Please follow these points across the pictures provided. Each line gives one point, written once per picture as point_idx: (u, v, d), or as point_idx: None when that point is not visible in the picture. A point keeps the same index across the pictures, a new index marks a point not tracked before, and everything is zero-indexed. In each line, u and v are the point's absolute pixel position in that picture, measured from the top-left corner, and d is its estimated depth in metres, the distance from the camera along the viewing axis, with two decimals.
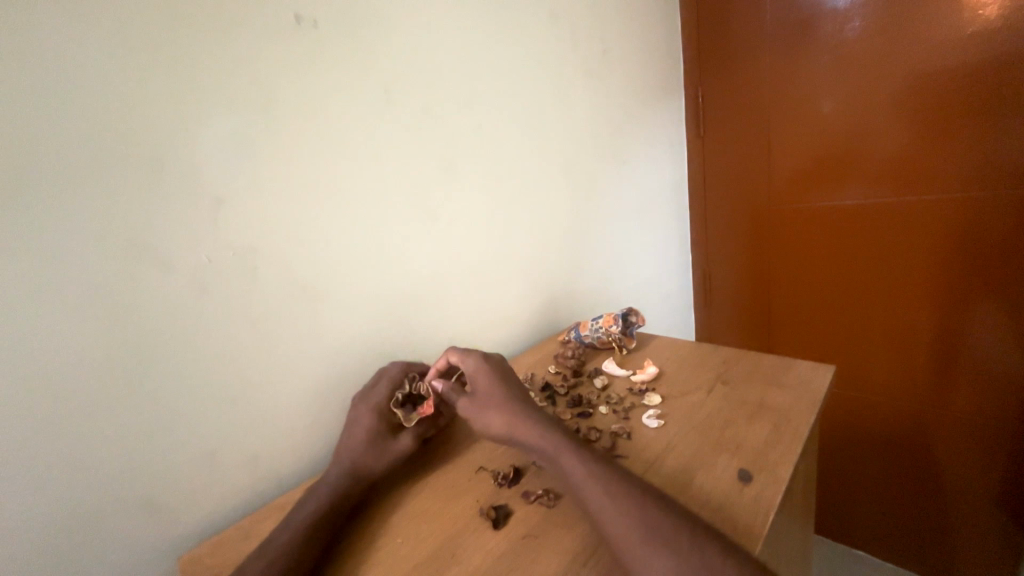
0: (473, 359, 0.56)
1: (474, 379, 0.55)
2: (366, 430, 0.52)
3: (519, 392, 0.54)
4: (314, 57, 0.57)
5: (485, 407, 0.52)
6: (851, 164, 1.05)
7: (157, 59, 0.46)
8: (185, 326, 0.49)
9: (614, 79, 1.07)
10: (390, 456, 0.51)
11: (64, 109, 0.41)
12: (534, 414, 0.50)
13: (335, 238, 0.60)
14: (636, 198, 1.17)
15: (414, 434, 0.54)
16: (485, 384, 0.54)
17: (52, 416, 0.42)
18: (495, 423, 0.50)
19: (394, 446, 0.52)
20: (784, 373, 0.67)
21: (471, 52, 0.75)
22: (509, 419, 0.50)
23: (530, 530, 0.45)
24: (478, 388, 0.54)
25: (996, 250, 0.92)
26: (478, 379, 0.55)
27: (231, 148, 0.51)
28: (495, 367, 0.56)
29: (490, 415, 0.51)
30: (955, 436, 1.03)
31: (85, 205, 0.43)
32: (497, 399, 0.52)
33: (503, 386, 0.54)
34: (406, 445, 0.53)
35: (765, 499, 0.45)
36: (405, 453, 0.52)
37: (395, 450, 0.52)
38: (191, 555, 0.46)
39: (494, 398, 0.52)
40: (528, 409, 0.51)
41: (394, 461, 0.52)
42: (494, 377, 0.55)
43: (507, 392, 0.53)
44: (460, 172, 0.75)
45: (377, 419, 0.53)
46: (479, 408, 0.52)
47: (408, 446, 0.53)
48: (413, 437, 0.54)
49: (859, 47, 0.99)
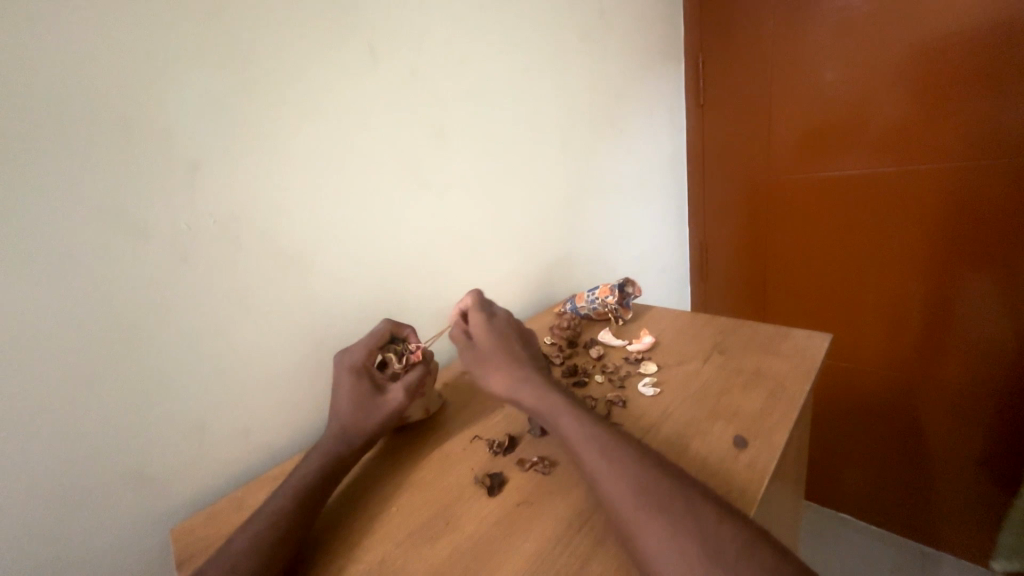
0: (480, 315, 0.57)
1: (479, 335, 0.55)
2: (354, 389, 0.51)
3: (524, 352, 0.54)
4: (294, 11, 0.53)
5: (487, 364, 0.52)
6: (853, 133, 1.02)
7: (120, 8, 0.42)
8: (167, 297, 0.47)
9: (612, 43, 1.03)
10: (382, 413, 0.50)
11: (25, 65, 0.38)
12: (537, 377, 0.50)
13: (322, 206, 0.58)
14: (633, 169, 1.14)
15: (406, 386, 0.52)
16: (490, 343, 0.54)
17: (36, 390, 0.41)
18: (495, 379, 0.50)
19: (385, 402, 0.50)
20: (781, 341, 0.67)
21: (462, 10, 0.71)
22: (510, 377, 0.50)
23: (525, 497, 0.45)
24: (483, 346, 0.54)
25: (994, 219, 0.90)
26: (483, 335, 0.55)
27: (207, 109, 0.48)
28: (505, 327, 0.57)
29: (490, 373, 0.51)
30: (944, 405, 1.04)
31: (54, 170, 0.40)
32: (498, 358, 0.52)
33: (506, 348, 0.53)
34: (398, 400, 0.51)
35: (760, 464, 0.45)
36: (398, 409, 0.51)
37: (386, 406, 0.50)
38: (186, 527, 0.46)
39: (497, 356, 0.52)
40: (531, 370, 0.51)
41: (386, 417, 0.50)
42: (498, 337, 0.55)
43: (511, 352, 0.53)
44: (453, 139, 0.72)
45: (363, 378, 0.52)
46: (484, 363, 0.52)
47: (401, 402, 0.51)
48: (405, 390, 0.52)
49: (867, 8, 0.95)
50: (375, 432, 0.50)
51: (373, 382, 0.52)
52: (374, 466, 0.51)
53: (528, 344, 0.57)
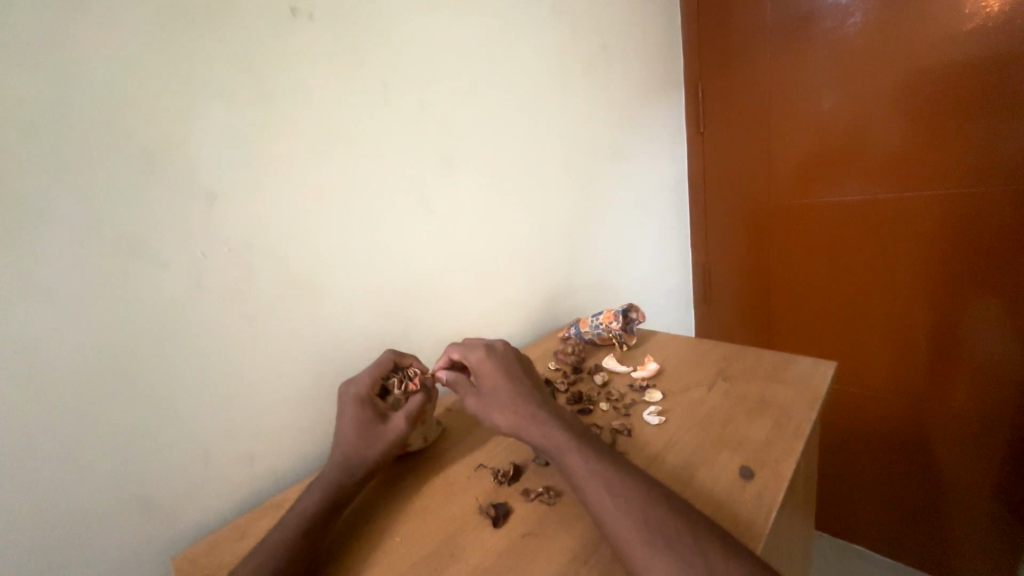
0: (478, 353, 0.57)
1: (478, 374, 0.55)
2: (356, 418, 0.51)
3: (525, 385, 0.53)
4: (311, 50, 0.56)
5: (492, 402, 0.51)
6: (851, 160, 1.04)
7: (147, 49, 0.45)
8: (179, 323, 0.48)
9: (614, 73, 1.06)
10: (384, 441, 0.50)
11: (58, 104, 0.41)
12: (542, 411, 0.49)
13: (331, 233, 0.60)
14: (636, 194, 1.16)
15: (407, 414, 0.52)
16: (492, 379, 0.53)
17: (49, 414, 0.41)
18: (502, 419, 0.50)
19: (387, 431, 0.50)
20: (785, 369, 0.66)
21: (470, 46, 0.75)
22: (518, 414, 0.49)
23: (530, 528, 0.44)
24: (484, 383, 0.53)
25: (996, 245, 0.91)
26: (483, 373, 0.55)
27: (225, 142, 0.50)
28: (502, 362, 0.56)
29: (497, 411, 0.50)
30: (955, 432, 1.03)
31: (79, 201, 0.42)
32: (503, 394, 0.51)
33: (508, 383, 0.53)
34: (399, 428, 0.51)
35: (768, 496, 0.44)
36: (400, 438, 0.50)
37: (388, 435, 0.50)
38: (188, 554, 0.46)
39: (501, 392, 0.52)
40: (535, 404, 0.50)
41: (388, 446, 0.50)
42: (497, 373, 0.54)
43: (513, 387, 0.52)
44: (459, 168, 0.74)
45: (365, 408, 0.52)
46: (488, 402, 0.51)
47: (402, 430, 0.51)
48: (406, 418, 0.52)
49: (860, 42, 0.99)
50: (377, 461, 0.49)
51: (375, 410, 0.52)
52: (374, 498, 0.50)
53: (530, 376, 0.57)
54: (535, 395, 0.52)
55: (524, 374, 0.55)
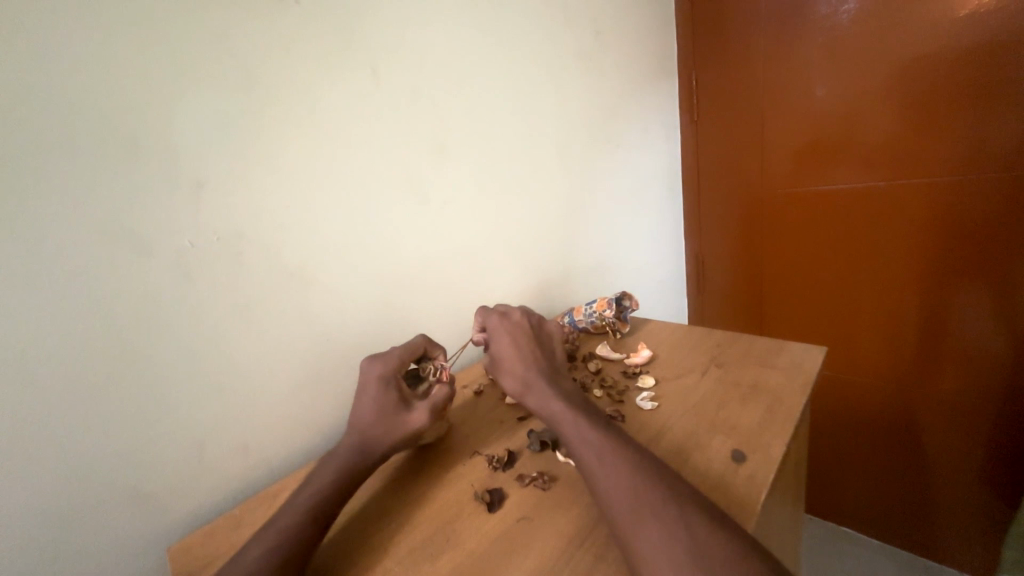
0: (494, 319, 0.61)
1: (492, 338, 0.59)
2: (382, 401, 0.50)
3: (535, 351, 0.56)
4: (298, 33, 0.55)
5: (500, 369, 0.55)
6: (844, 148, 1.05)
7: (129, 32, 0.43)
8: (170, 314, 0.48)
9: (608, 61, 1.05)
10: (403, 430, 0.50)
11: (37, 89, 0.39)
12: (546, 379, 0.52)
13: (322, 222, 0.59)
14: (630, 182, 1.16)
15: (431, 407, 0.52)
16: (501, 347, 0.57)
17: (39, 407, 0.41)
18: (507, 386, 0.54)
19: (410, 420, 0.50)
20: (777, 355, 0.67)
21: (461, 31, 0.73)
22: (520, 382, 0.53)
23: (525, 513, 0.45)
24: (496, 349, 0.57)
25: (984, 232, 0.92)
26: (496, 338, 0.58)
27: (212, 129, 0.49)
28: (515, 328, 0.59)
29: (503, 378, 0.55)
30: (942, 417, 1.05)
31: (63, 190, 0.41)
32: (510, 363, 0.55)
33: (515, 351, 0.56)
34: (422, 418, 0.50)
35: (759, 478, 0.45)
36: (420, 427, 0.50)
37: (410, 424, 0.50)
38: (184, 545, 0.46)
39: (509, 360, 0.55)
40: (539, 373, 0.53)
41: (405, 435, 0.50)
42: (507, 340, 0.57)
43: (520, 355, 0.55)
44: (452, 156, 0.74)
45: (393, 391, 0.51)
46: (499, 366, 0.56)
47: (424, 421, 0.50)
48: (430, 411, 0.52)
49: (854, 29, 0.98)
50: (389, 449, 0.49)
51: (402, 397, 0.51)
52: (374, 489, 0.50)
53: (545, 343, 0.59)
54: (541, 363, 0.55)
55: (534, 342, 0.58)
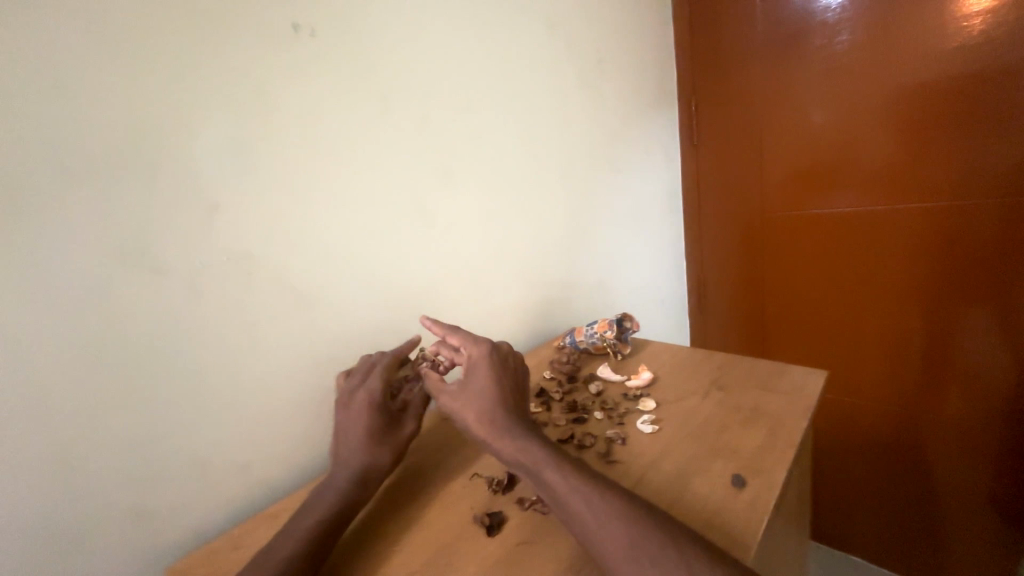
0: (478, 351, 0.55)
1: (468, 372, 0.53)
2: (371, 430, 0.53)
3: (504, 393, 0.51)
4: (311, 64, 0.57)
5: (477, 398, 0.50)
6: (841, 173, 1.07)
7: (155, 63, 0.46)
8: (178, 331, 0.49)
9: (610, 86, 1.08)
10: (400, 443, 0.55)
11: (63, 117, 0.42)
12: (511, 424, 0.48)
13: (329, 244, 0.60)
14: (631, 203, 1.18)
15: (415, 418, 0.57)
16: (474, 378, 0.52)
17: (46, 420, 0.42)
18: (483, 420, 0.49)
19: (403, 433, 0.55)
20: (777, 379, 0.67)
21: (467, 60, 0.76)
22: (484, 424, 0.48)
23: (525, 537, 0.45)
24: (467, 381, 0.52)
25: (986, 257, 0.93)
26: (474, 371, 0.53)
27: (228, 153, 0.51)
28: (494, 364, 0.54)
29: (481, 405, 0.49)
30: (949, 440, 1.03)
31: (81, 211, 0.43)
32: (490, 392, 0.51)
33: (501, 386, 0.52)
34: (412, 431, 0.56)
35: (759, 503, 0.45)
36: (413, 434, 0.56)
37: (403, 436, 0.55)
38: (182, 564, 0.45)
39: (475, 393, 0.51)
40: (499, 421, 0.48)
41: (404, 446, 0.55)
42: (496, 371, 0.53)
43: (488, 393, 0.51)
44: (457, 179, 0.76)
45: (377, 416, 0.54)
46: (460, 402, 0.51)
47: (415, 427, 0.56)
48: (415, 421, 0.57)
49: (849, 58, 1.01)
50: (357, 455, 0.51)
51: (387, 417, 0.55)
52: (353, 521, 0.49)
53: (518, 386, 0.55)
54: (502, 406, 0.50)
55: (501, 379, 0.53)
